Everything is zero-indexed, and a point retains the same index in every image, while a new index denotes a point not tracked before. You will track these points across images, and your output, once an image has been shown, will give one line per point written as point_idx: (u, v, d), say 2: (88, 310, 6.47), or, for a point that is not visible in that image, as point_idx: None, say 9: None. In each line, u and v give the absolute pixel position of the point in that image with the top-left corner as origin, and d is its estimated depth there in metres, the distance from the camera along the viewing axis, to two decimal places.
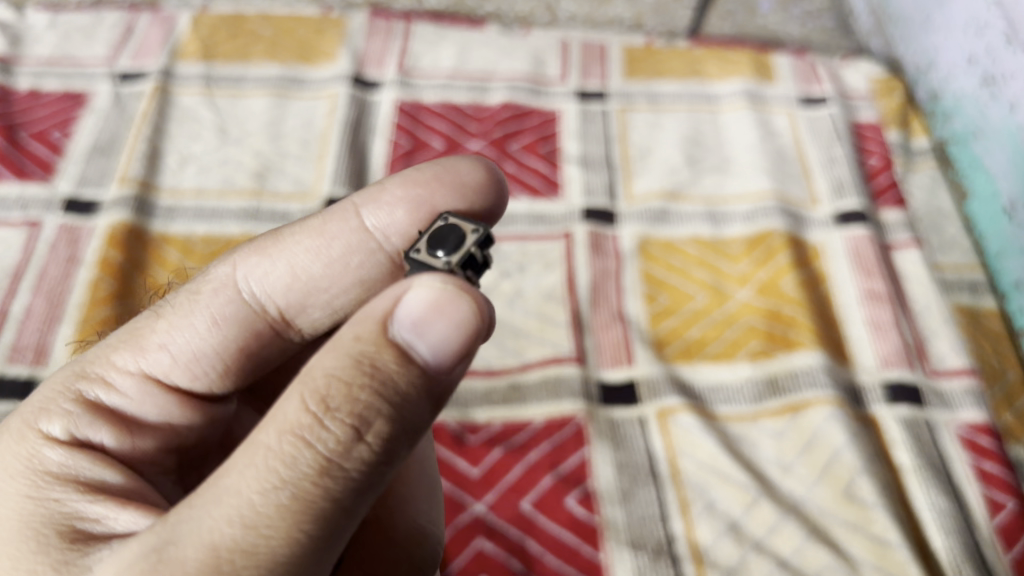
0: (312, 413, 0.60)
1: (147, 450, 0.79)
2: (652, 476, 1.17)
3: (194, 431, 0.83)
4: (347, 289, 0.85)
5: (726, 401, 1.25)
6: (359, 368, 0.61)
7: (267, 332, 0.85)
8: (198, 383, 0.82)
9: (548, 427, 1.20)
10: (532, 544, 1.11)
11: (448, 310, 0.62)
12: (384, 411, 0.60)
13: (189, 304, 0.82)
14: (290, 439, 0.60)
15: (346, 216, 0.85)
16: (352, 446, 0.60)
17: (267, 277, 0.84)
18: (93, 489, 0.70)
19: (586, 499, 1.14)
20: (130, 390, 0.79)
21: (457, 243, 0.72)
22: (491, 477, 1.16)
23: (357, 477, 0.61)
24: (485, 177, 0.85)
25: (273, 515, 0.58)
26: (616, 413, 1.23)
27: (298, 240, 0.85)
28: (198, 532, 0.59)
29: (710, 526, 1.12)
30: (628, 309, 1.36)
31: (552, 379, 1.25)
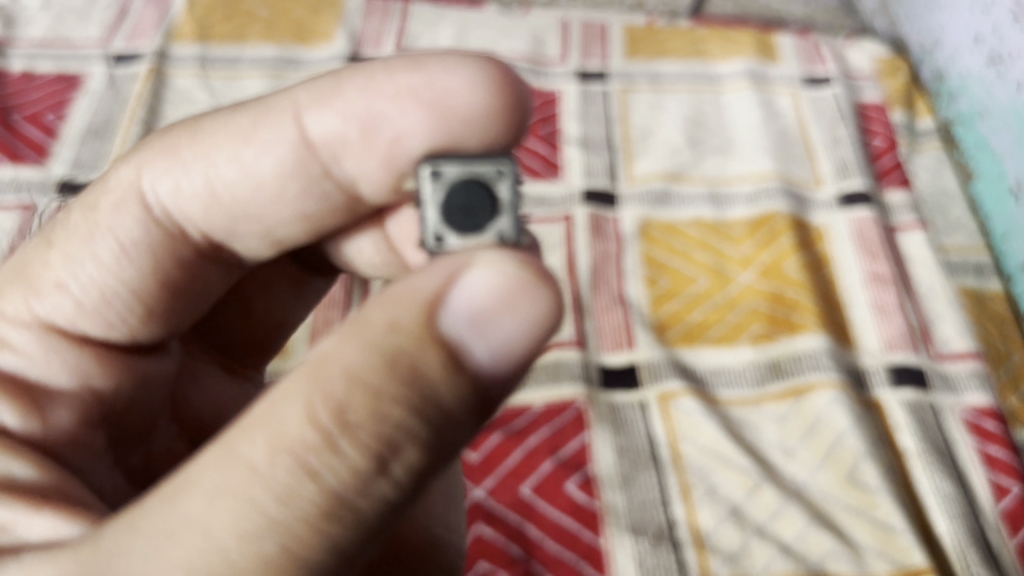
0: (322, 429, 0.53)
1: (67, 419, 0.75)
2: (653, 460, 1.16)
3: (121, 387, 0.81)
4: (280, 209, 0.82)
5: (728, 385, 1.24)
6: (396, 378, 0.54)
7: (187, 255, 0.83)
8: (115, 328, 0.80)
9: (547, 412, 1.19)
10: (531, 530, 1.09)
11: (518, 305, 0.56)
12: (411, 438, 0.55)
13: (89, 232, 0.79)
14: (290, 460, 0.53)
15: (279, 125, 0.80)
16: (366, 477, 0.54)
17: (179, 189, 0.80)
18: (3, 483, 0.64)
19: (586, 483, 1.13)
20: (37, 347, 0.77)
21: (495, 211, 0.65)
22: (491, 461, 1.15)
23: (365, 511, 0.55)
24: (476, 104, 0.76)
25: (263, 549, 0.52)
26: (617, 397, 1.22)
27: (220, 156, 0.80)
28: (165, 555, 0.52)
29: (712, 511, 1.11)
30: (629, 292, 1.34)
31: (551, 363, 1.24)
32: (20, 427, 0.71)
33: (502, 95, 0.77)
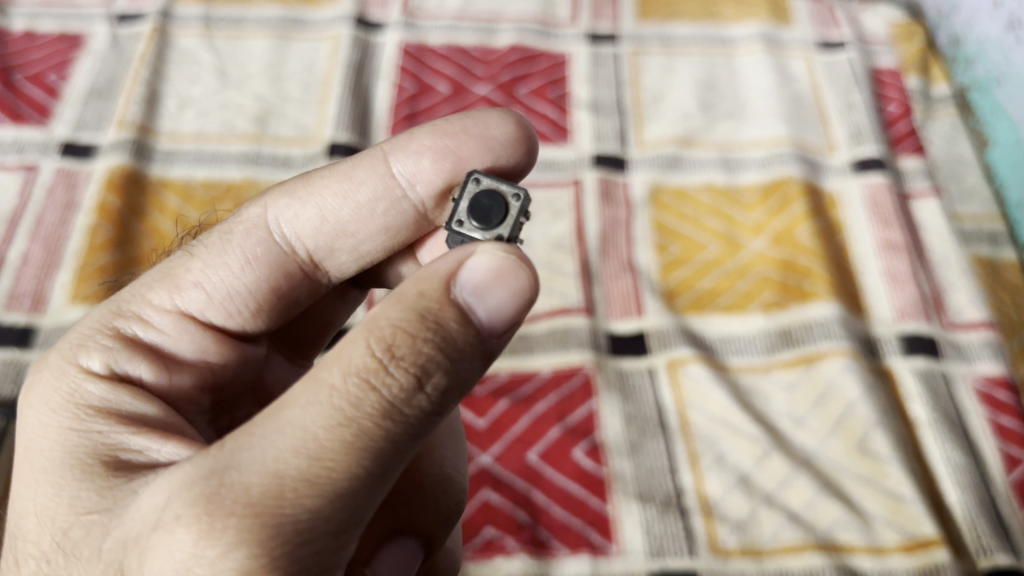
0: (376, 358, 0.58)
1: (185, 386, 0.77)
2: (661, 427, 1.15)
3: (231, 365, 0.81)
4: (369, 237, 0.85)
5: (737, 352, 1.23)
6: (427, 322, 0.60)
7: (296, 271, 0.83)
8: (232, 320, 0.81)
9: (555, 378, 1.18)
10: (537, 495, 1.09)
11: (508, 280, 0.61)
12: (448, 364, 0.60)
13: (222, 241, 0.80)
14: (354, 382, 0.58)
15: (372, 165, 0.83)
16: (415, 394, 0.59)
17: (298, 220, 0.82)
18: (134, 423, 0.68)
19: (593, 450, 1.12)
20: (171, 327, 0.77)
21: (507, 214, 0.72)
22: (498, 428, 1.14)
23: (415, 424, 0.59)
24: (513, 133, 0.83)
25: (336, 452, 0.57)
26: (625, 364, 1.21)
27: (327, 190, 0.82)
28: (261, 461, 0.57)
29: (720, 479, 1.10)
30: (639, 259, 1.32)
31: (559, 330, 1.22)
32: (151, 381, 0.74)
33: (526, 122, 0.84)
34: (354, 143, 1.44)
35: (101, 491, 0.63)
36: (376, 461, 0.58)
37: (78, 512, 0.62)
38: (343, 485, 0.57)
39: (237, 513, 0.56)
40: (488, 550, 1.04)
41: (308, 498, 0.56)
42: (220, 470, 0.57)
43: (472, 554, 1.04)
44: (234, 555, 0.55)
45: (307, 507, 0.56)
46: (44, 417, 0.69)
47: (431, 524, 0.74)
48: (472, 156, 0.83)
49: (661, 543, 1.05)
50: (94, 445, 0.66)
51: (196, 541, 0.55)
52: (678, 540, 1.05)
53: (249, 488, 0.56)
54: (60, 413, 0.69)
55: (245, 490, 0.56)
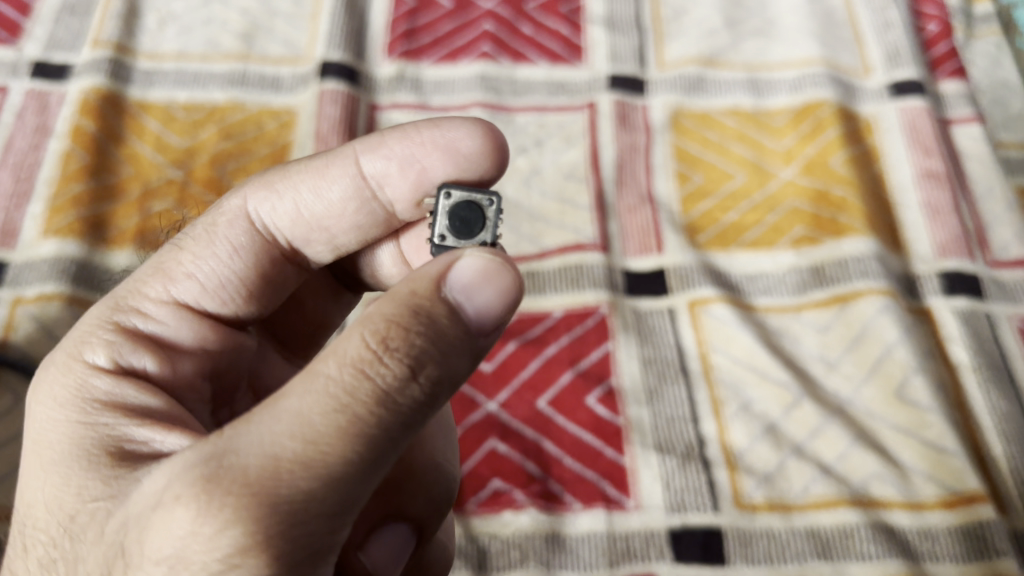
0: (369, 348, 0.54)
1: (187, 372, 0.69)
2: (682, 372, 1.06)
3: (230, 355, 0.74)
4: (345, 231, 0.77)
5: (765, 293, 1.13)
6: (419, 315, 0.55)
7: (279, 258, 0.76)
8: (227, 306, 0.73)
9: (567, 320, 1.09)
10: (549, 446, 1.00)
11: (494, 282, 0.58)
12: (442, 358, 0.55)
13: (207, 234, 0.72)
14: (349, 370, 0.53)
15: (347, 160, 0.75)
16: (408, 384, 0.54)
17: (275, 214, 0.74)
18: (140, 414, 0.61)
19: (608, 397, 1.04)
20: (172, 318, 0.70)
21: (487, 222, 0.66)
22: (505, 373, 1.05)
23: (409, 416, 0.55)
24: (479, 147, 0.74)
25: (332, 436, 0.52)
26: (643, 304, 1.12)
27: (302, 183, 0.75)
28: (259, 442, 0.52)
29: (745, 428, 1.02)
30: (658, 190, 1.22)
31: (571, 267, 1.13)
32: (156, 371, 0.66)
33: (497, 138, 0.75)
34: (348, 63, 1.33)
35: (106, 481, 0.57)
36: (371, 451, 0.53)
37: (84, 500, 0.57)
38: (340, 471, 0.52)
39: (235, 493, 0.50)
40: (495, 503, 0.96)
41: (305, 479, 0.51)
42: (220, 450, 0.52)
43: (477, 507, 0.96)
44: (232, 533, 0.49)
45: (303, 489, 0.51)
46: (49, 417, 0.62)
47: (423, 510, 0.67)
48: (435, 169, 0.75)
49: (681, 497, 0.97)
50: (101, 436, 0.60)
51: (194, 520, 0.50)
52: (700, 494, 0.97)
53: (247, 468, 0.51)
54: (66, 412, 0.61)
55: (243, 471, 0.51)
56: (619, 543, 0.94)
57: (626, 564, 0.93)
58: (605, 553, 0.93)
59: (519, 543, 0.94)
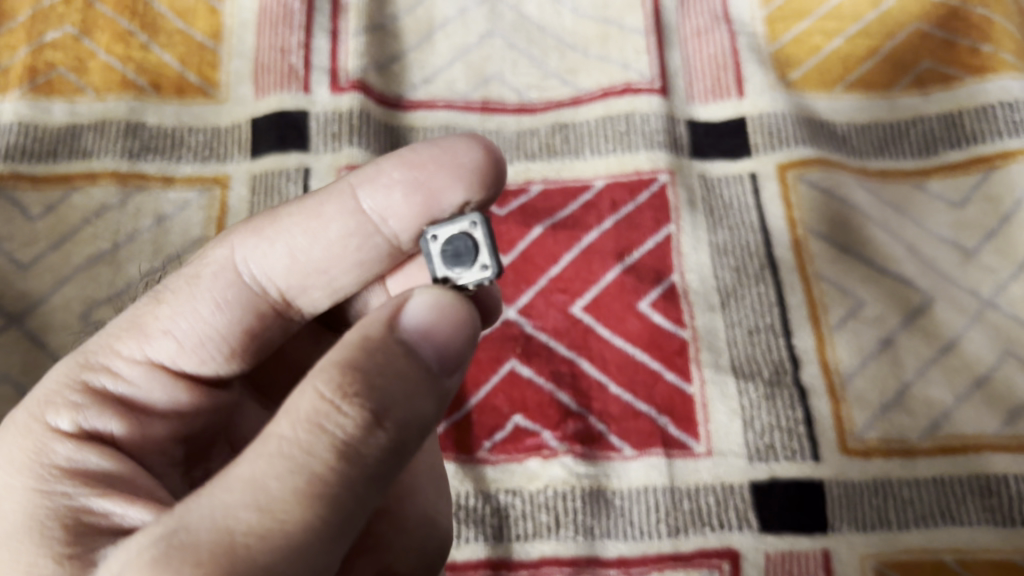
0: (323, 398, 0.37)
1: (160, 438, 0.49)
2: (769, 266, 0.79)
3: (210, 424, 0.53)
4: (354, 271, 0.53)
5: (879, 155, 0.85)
6: (373, 354, 0.39)
7: (271, 314, 0.53)
8: (210, 365, 0.51)
9: (612, 194, 0.81)
10: (587, 368, 0.74)
11: (454, 319, 0.41)
12: (410, 402, 0.39)
13: (185, 287, 0.51)
14: (302, 423, 0.37)
15: (341, 196, 0.52)
16: (371, 435, 0.38)
17: (266, 263, 0.52)
18: (105, 481, 0.44)
19: (666, 300, 0.77)
20: (148, 378, 0.49)
21: (456, 275, 0.47)
22: (526, 267, 0.78)
23: (378, 473, 0.39)
24: (484, 160, 0.51)
25: (291, 505, 0.36)
26: (714, 168, 0.84)
27: (293, 221, 0.52)
28: (209, 513, 0.36)
29: (852, 343, 0.76)
30: (737, 8, 0.91)
31: (616, 119, 0.85)
32: (123, 434, 0.48)
33: (490, 147, 0.52)
34: None
35: (57, 563, 0.40)
36: (340, 522, 0.37)
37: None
38: (304, 547, 0.36)
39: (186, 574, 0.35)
40: (514, 447, 0.71)
41: (265, 556, 0.35)
42: (173, 525, 0.36)
43: (492, 452, 0.71)
44: None
45: (263, 567, 0.35)
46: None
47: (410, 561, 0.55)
48: (443, 194, 0.51)
49: (767, 439, 0.72)
50: (54, 505, 0.43)
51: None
52: (793, 436, 0.72)
53: (199, 546, 0.35)
54: (10, 484, 0.44)
55: (194, 549, 0.35)
56: (685, 503, 0.69)
57: (694, 532, 0.69)
58: (665, 518, 0.69)
59: (549, 503, 0.69)
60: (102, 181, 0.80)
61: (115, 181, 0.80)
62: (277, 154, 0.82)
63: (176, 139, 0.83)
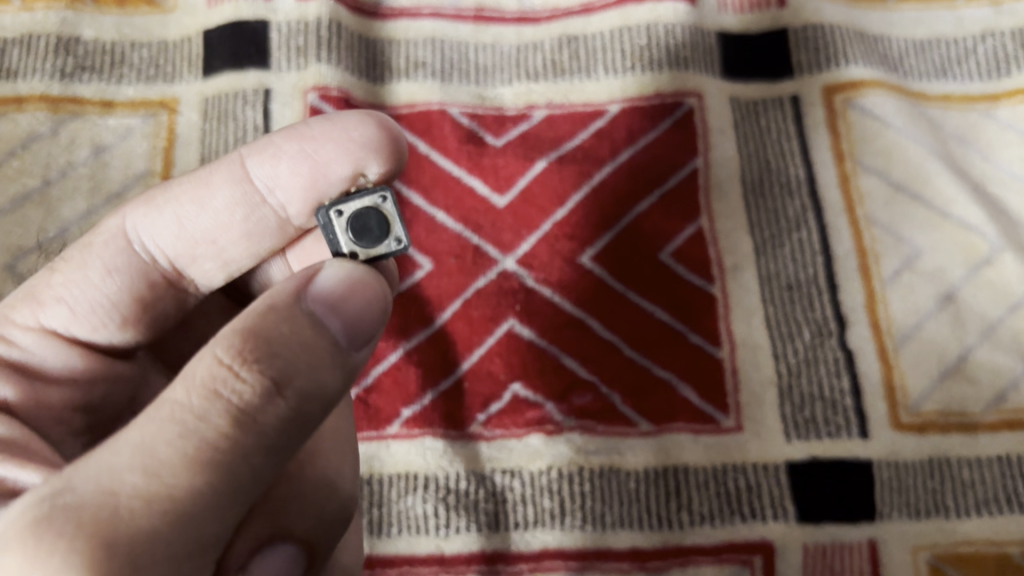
0: (221, 364, 0.32)
1: (59, 404, 0.43)
2: (812, 207, 0.67)
3: (122, 392, 0.46)
4: (245, 243, 0.47)
5: (940, 77, 0.73)
6: (276, 321, 0.33)
7: (162, 286, 0.46)
8: (106, 332, 0.45)
9: (627, 120, 0.70)
10: (596, 327, 0.64)
11: (367, 295, 0.35)
12: (316, 374, 0.33)
13: (80, 255, 0.45)
14: (198, 389, 0.31)
15: (230, 163, 0.46)
16: (271, 404, 0.32)
17: (154, 229, 0.46)
18: (1, 448, 0.37)
19: (692, 247, 0.66)
20: (46, 348, 0.44)
21: (367, 253, 0.41)
22: (527, 208, 0.67)
23: (278, 444, 0.33)
24: (375, 133, 0.45)
25: (181, 469, 0.30)
26: (749, 90, 0.72)
27: (181, 188, 0.46)
28: (95, 474, 0.30)
29: (906, 298, 0.65)
30: None
31: (634, 31, 0.72)
32: (16, 400, 0.41)
33: (387, 129, 0.45)
34: None
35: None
36: (233, 491, 0.32)
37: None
38: (193, 515, 0.31)
39: (67, 534, 0.29)
40: (514, 420, 0.61)
41: (152, 520, 0.30)
42: (59, 485, 0.30)
43: (487, 426, 0.61)
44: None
45: (149, 532, 0.30)
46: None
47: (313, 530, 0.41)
48: (330, 167, 0.45)
49: (807, 412, 0.61)
50: None
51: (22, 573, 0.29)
52: (838, 409, 0.62)
53: (82, 506, 0.30)
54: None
55: (77, 510, 0.29)
56: (710, 487, 0.59)
57: (721, 521, 0.59)
58: (686, 505, 0.59)
59: (553, 487, 0.59)
60: (29, 106, 0.68)
61: (45, 105, 0.68)
62: (233, 73, 0.70)
63: (116, 56, 0.70)
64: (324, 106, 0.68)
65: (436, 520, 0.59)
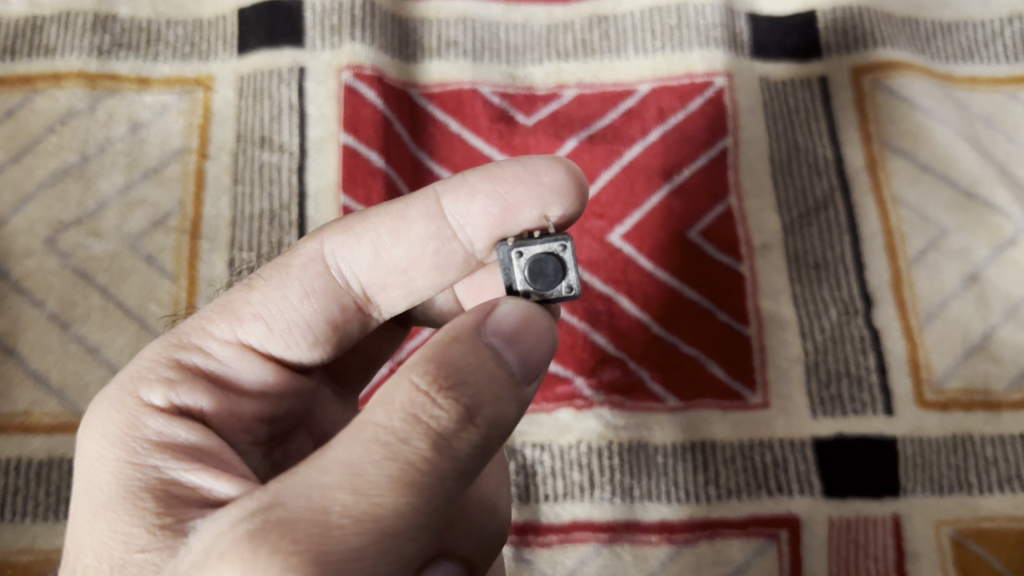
0: (418, 390, 0.33)
1: (249, 417, 0.43)
2: (840, 188, 0.68)
3: (295, 409, 0.46)
4: (433, 275, 0.46)
5: (967, 59, 0.73)
6: (464, 351, 0.34)
7: (352, 311, 0.46)
8: (299, 350, 0.45)
9: (658, 100, 0.70)
10: (625, 304, 0.65)
11: (539, 331, 0.36)
12: (499, 405, 0.34)
13: (277, 274, 0.44)
14: (399, 412, 0.33)
15: (425, 198, 0.46)
16: (463, 431, 0.33)
17: (352, 258, 0.45)
18: (196, 456, 0.38)
19: (719, 225, 0.67)
20: (242, 361, 0.43)
21: (540, 294, 0.42)
22: None
23: (465, 470, 0.34)
24: (565, 179, 0.45)
25: (388, 489, 0.31)
26: (778, 70, 0.72)
27: (379, 219, 0.46)
28: (305, 490, 0.32)
29: (932, 278, 0.66)
30: None
31: (663, 11, 0.73)
32: (213, 409, 0.41)
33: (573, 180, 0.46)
34: None
35: (151, 535, 0.35)
36: (430, 517, 0.32)
37: (126, 556, 0.35)
38: (397, 535, 0.31)
39: (283, 549, 0.30)
40: (544, 393, 0.62)
41: (357, 538, 0.31)
42: (268, 499, 0.32)
43: None
44: None
45: (357, 550, 0.31)
46: (82, 472, 0.38)
47: (476, 548, 0.43)
48: (519, 210, 0.45)
49: (833, 390, 0.62)
50: (146, 478, 0.37)
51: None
52: (863, 387, 0.62)
53: (296, 521, 0.31)
54: (100, 459, 0.38)
55: (292, 525, 0.31)
56: (737, 462, 0.60)
57: (748, 496, 0.60)
58: (713, 479, 0.60)
59: (583, 461, 0.60)
60: (68, 83, 0.69)
61: (83, 82, 0.69)
62: (268, 51, 0.71)
63: (152, 34, 0.71)
64: (358, 85, 0.69)
65: None
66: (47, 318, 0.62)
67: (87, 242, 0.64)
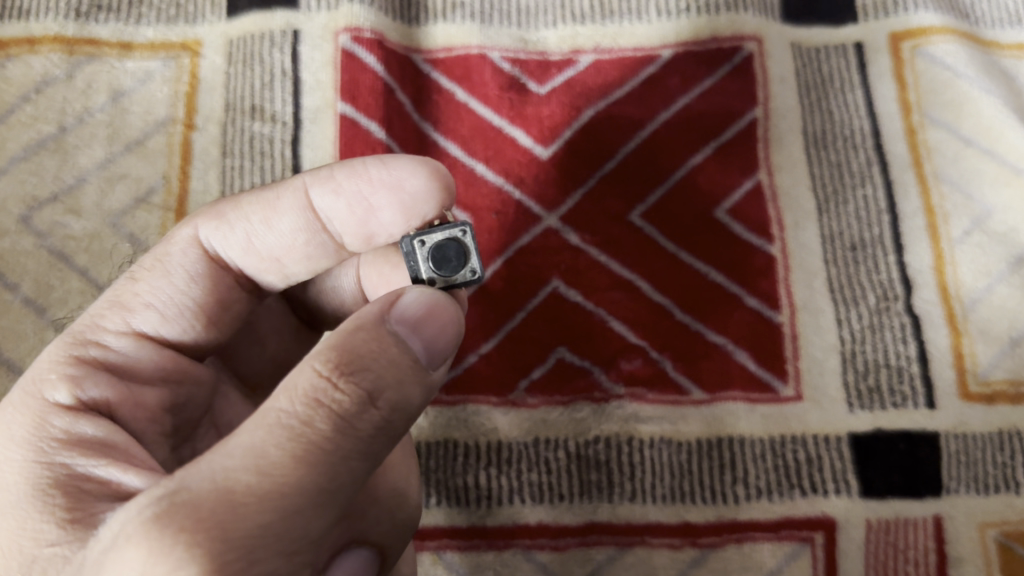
0: (320, 376, 0.33)
1: (153, 406, 0.41)
2: (878, 163, 0.63)
3: (200, 396, 0.45)
4: (307, 261, 0.47)
5: (1015, 24, 0.67)
6: (366, 338, 0.34)
7: (241, 290, 0.46)
8: (197, 334, 0.44)
9: (681, 68, 0.65)
10: (646, 288, 0.60)
11: (443, 319, 0.37)
12: (402, 389, 0.34)
13: (159, 263, 0.44)
14: (301, 398, 0.33)
15: (293, 189, 0.45)
16: (366, 413, 0.33)
17: (227, 245, 0.45)
18: (102, 449, 0.37)
19: (747, 203, 0.62)
20: (143, 351, 0.42)
21: (446, 281, 0.42)
22: (572, 161, 0.63)
23: (369, 450, 0.34)
24: (428, 187, 0.45)
25: (290, 467, 0.32)
26: (811, 35, 0.67)
27: (252, 207, 0.45)
28: (209, 474, 0.32)
29: (977, 259, 0.61)
30: None
31: None
32: (115, 401, 0.40)
33: (436, 185, 0.45)
34: None
35: (60, 529, 0.34)
36: (334, 493, 0.33)
37: (36, 551, 0.34)
38: (299, 511, 0.32)
39: (188, 529, 0.31)
40: (557, 384, 0.58)
41: (262, 515, 0.31)
42: (172, 485, 0.32)
43: (530, 394, 0.57)
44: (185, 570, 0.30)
45: (261, 527, 0.31)
46: None
47: (387, 532, 0.42)
48: (381, 214, 0.45)
49: (872, 380, 0.58)
50: (52, 475, 0.36)
51: (143, 565, 0.30)
52: (904, 377, 0.58)
53: (201, 502, 0.31)
54: (7, 461, 0.37)
55: (197, 506, 0.31)
56: (768, 459, 0.56)
57: (779, 496, 0.55)
58: (743, 479, 0.55)
59: (602, 458, 0.56)
60: (42, 48, 0.64)
61: (59, 47, 0.64)
62: (258, 13, 0.65)
63: None
64: (356, 49, 0.64)
65: (478, 491, 0.55)
66: (21, 303, 0.57)
67: (65, 220, 0.60)
